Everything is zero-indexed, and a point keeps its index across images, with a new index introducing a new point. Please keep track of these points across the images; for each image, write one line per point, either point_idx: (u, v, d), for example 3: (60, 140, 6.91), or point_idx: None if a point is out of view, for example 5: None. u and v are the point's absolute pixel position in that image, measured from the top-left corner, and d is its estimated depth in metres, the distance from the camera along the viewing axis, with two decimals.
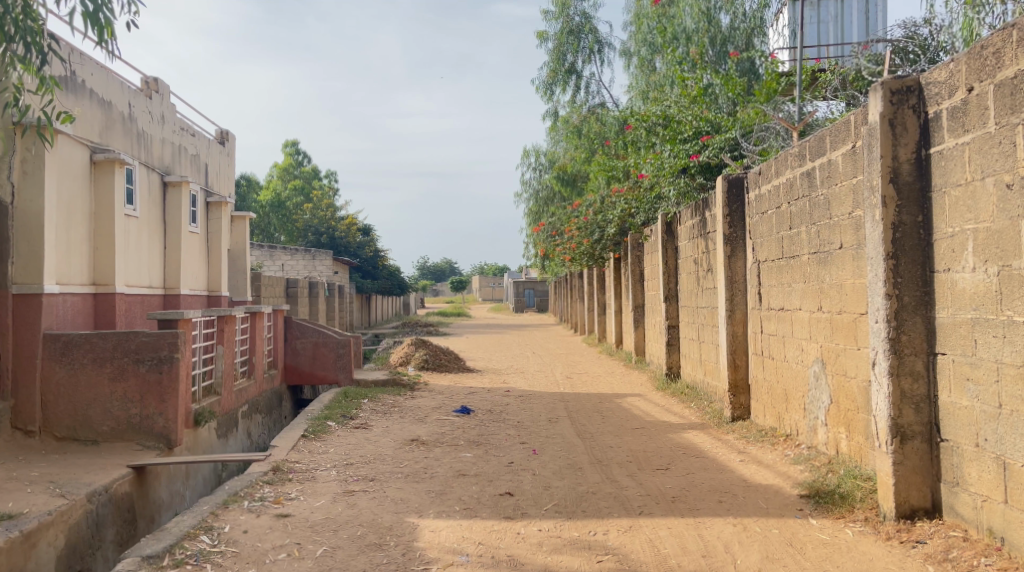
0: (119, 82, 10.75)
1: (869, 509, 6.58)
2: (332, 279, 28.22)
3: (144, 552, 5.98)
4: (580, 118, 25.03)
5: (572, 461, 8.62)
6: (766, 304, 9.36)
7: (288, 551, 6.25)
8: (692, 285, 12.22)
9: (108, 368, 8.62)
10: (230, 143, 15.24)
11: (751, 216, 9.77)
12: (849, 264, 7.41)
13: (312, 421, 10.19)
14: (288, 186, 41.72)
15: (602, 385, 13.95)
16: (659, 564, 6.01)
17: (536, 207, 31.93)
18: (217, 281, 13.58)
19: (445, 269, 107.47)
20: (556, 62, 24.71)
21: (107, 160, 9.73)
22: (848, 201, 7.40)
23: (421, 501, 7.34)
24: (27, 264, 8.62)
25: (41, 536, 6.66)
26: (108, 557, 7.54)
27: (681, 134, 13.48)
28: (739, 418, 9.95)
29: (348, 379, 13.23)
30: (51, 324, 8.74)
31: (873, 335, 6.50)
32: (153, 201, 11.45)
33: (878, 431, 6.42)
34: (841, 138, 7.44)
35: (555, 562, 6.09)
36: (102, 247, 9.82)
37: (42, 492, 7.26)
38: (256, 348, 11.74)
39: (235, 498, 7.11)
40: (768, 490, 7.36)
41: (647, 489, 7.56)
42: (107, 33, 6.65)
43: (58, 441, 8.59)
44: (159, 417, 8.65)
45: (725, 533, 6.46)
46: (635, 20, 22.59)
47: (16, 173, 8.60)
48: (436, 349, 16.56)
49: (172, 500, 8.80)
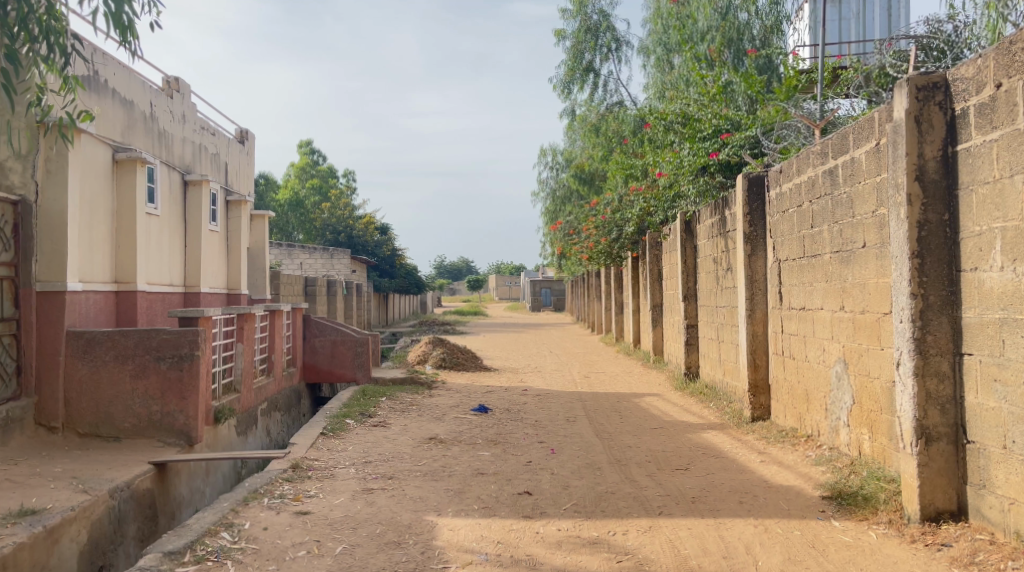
0: (141, 82, 10.79)
1: (894, 511, 6.50)
2: (350, 278, 28.36)
3: (166, 548, 6.01)
4: (598, 116, 24.99)
5: (591, 460, 8.60)
6: (787, 303, 9.29)
7: (309, 548, 6.25)
8: (711, 284, 12.16)
9: (130, 365, 8.64)
10: (249, 142, 15.27)
11: (772, 215, 9.68)
12: (873, 263, 7.35)
13: (330, 419, 10.20)
14: (306, 186, 42.07)
15: (619, 384, 13.90)
16: (679, 564, 5.98)
17: (552, 207, 31.99)
18: (236, 279, 13.61)
19: (461, 267, 107.92)
20: (574, 60, 24.68)
21: (129, 160, 9.78)
22: (872, 199, 7.35)
23: (439, 499, 7.33)
24: (51, 262, 8.66)
25: (65, 532, 6.68)
26: (131, 553, 7.56)
27: (700, 133, 13.38)
28: (758, 418, 9.89)
29: (367, 376, 13.22)
30: (74, 322, 8.77)
31: (898, 335, 6.42)
32: (174, 199, 11.49)
33: (903, 433, 6.35)
34: (865, 136, 7.40)
35: (574, 562, 6.07)
36: (123, 246, 9.85)
37: (65, 488, 7.29)
38: (276, 346, 11.77)
39: (255, 496, 7.12)
40: (790, 490, 7.32)
41: (667, 489, 7.53)
42: (130, 33, 6.68)
43: (81, 437, 8.63)
44: (180, 414, 8.67)
45: (746, 534, 6.42)
46: (653, 18, 22.55)
47: (40, 172, 8.63)
48: (453, 347, 16.56)
49: (192, 497, 8.82)
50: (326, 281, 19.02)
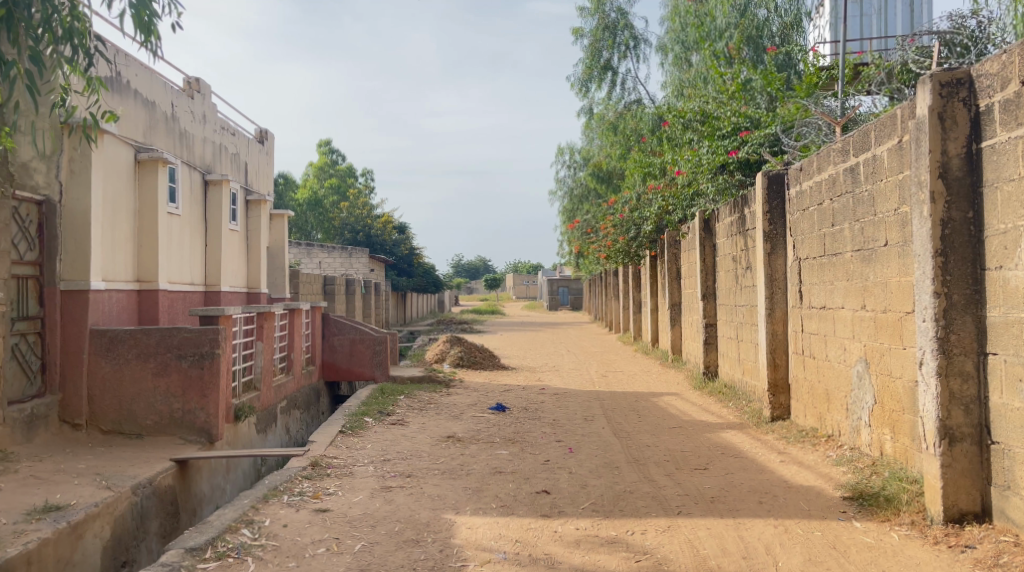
0: (163, 83, 10.84)
1: (916, 512, 6.45)
2: (369, 277, 28.44)
3: (188, 544, 6.05)
4: (615, 114, 24.95)
5: (609, 459, 8.58)
6: (807, 302, 9.24)
7: (328, 545, 6.27)
8: (731, 282, 12.10)
9: (152, 363, 8.69)
10: (269, 142, 15.33)
11: (792, 213, 9.63)
12: (895, 262, 7.30)
13: (349, 417, 10.21)
14: (324, 185, 42.20)
15: (637, 384, 13.87)
16: (698, 564, 5.96)
17: (570, 205, 31.95)
18: (256, 278, 13.66)
19: (479, 266, 107.99)
20: (591, 59, 24.65)
21: (151, 160, 9.84)
22: (894, 197, 7.30)
23: (458, 497, 7.34)
24: (75, 261, 8.71)
25: (89, 527, 6.73)
26: (154, 549, 7.60)
27: (720, 130, 13.33)
28: (778, 417, 9.84)
29: (384, 375, 13.08)
30: (98, 320, 8.83)
31: (920, 334, 6.37)
32: (195, 198, 11.56)
33: (926, 433, 6.30)
34: (886, 133, 7.35)
35: (592, 561, 6.05)
36: (145, 245, 9.90)
37: (89, 484, 7.34)
38: (295, 344, 11.81)
39: (275, 493, 7.15)
40: (810, 491, 7.28)
41: (686, 489, 7.51)
42: (153, 34, 6.71)
43: (104, 434, 8.69)
44: (201, 411, 8.71)
45: (766, 534, 6.39)
46: (671, 16, 22.49)
47: (63, 172, 8.69)
48: (471, 346, 16.57)
49: (213, 494, 8.85)
50: (345, 280, 19.07)
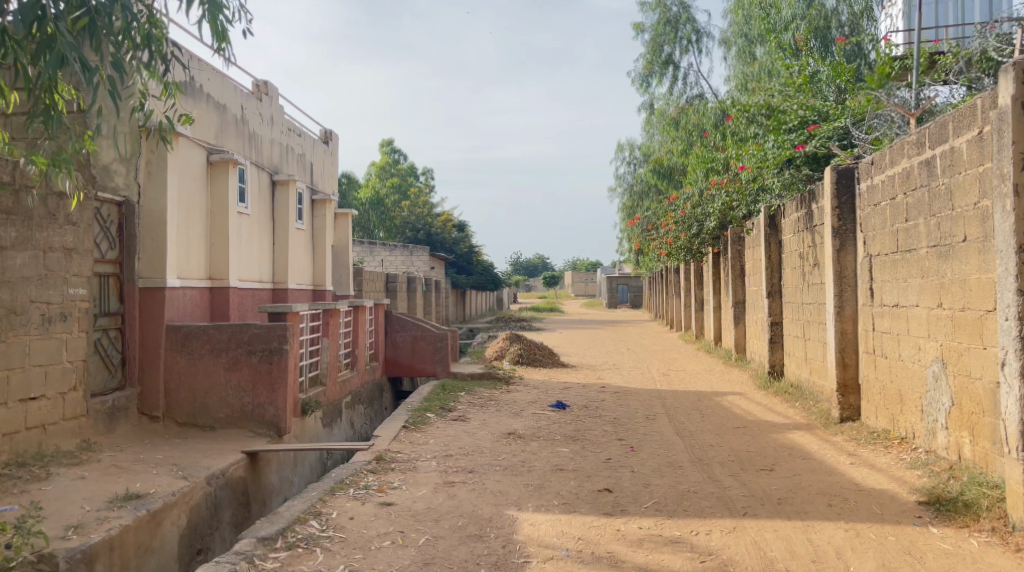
0: (233, 86, 10.99)
1: (997, 519, 6.24)
2: (430, 275, 28.60)
3: (260, 533, 6.11)
4: (677, 109, 24.70)
5: (672, 458, 8.47)
6: (879, 301, 9.02)
7: (393, 538, 6.28)
8: (797, 281, 11.87)
9: (224, 358, 8.82)
10: (333, 142, 15.47)
11: (863, 208, 9.40)
12: (975, 258, 7.10)
13: (412, 413, 10.24)
14: (386, 184, 42.52)
15: (700, 383, 13.69)
16: (766, 567, 5.85)
17: (631, 202, 31.74)
18: (321, 276, 13.79)
19: (537, 264, 107.95)
20: (653, 53, 24.44)
21: (222, 161, 9.98)
22: (974, 190, 7.08)
23: (520, 494, 7.30)
24: (152, 259, 8.87)
25: (166, 515, 6.83)
26: (227, 538, 7.69)
27: (785, 125, 13.12)
28: (848, 418, 9.63)
29: (446, 371, 13.28)
30: (173, 316, 8.98)
31: (1002, 334, 6.16)
32: (263, 198, 11.70)
33: (1008, 437, 6.10)
34: (966, 124, 7.14)
35: (656, 561, 5.97)
36: (216, 244, 10.04)
37: (166, 474, 7.46)
38: (359, 340, 11.89)
39: (341, 486, 7.18)
40: (882, 495, 7.09)
41: (752, 490, 7.37)
42: (226, 40, 6.79)
43: (180, 426, 8.82)
44: (271, 405, 8.80)
45: (836, 538, 6.24)
46: (735, 9, 22.18)
47: (142, 174, 8.87)
48: (530, 344, 16.53)
49: (281, 486, 8.94)
50: (406, 277, 19.16)
